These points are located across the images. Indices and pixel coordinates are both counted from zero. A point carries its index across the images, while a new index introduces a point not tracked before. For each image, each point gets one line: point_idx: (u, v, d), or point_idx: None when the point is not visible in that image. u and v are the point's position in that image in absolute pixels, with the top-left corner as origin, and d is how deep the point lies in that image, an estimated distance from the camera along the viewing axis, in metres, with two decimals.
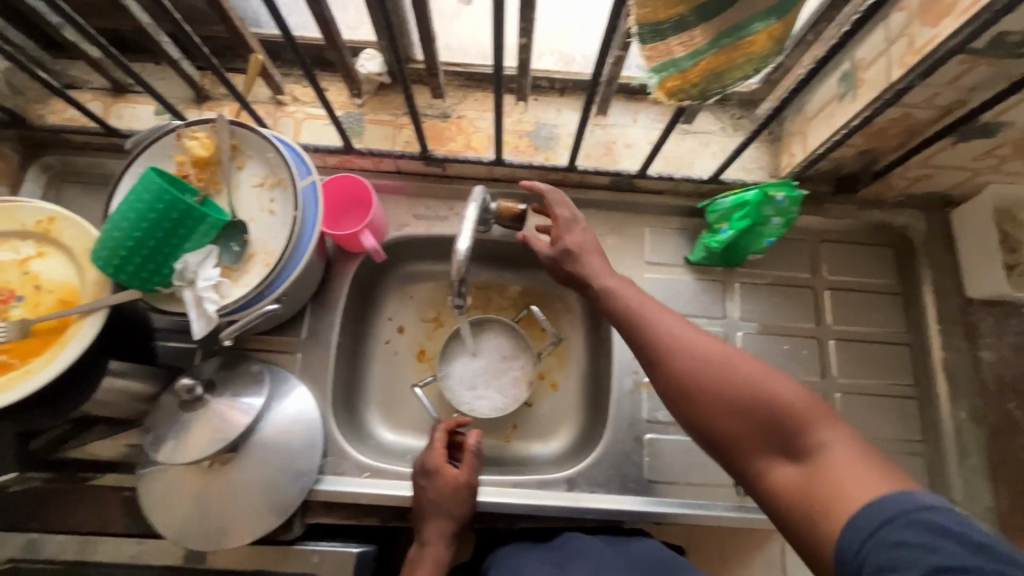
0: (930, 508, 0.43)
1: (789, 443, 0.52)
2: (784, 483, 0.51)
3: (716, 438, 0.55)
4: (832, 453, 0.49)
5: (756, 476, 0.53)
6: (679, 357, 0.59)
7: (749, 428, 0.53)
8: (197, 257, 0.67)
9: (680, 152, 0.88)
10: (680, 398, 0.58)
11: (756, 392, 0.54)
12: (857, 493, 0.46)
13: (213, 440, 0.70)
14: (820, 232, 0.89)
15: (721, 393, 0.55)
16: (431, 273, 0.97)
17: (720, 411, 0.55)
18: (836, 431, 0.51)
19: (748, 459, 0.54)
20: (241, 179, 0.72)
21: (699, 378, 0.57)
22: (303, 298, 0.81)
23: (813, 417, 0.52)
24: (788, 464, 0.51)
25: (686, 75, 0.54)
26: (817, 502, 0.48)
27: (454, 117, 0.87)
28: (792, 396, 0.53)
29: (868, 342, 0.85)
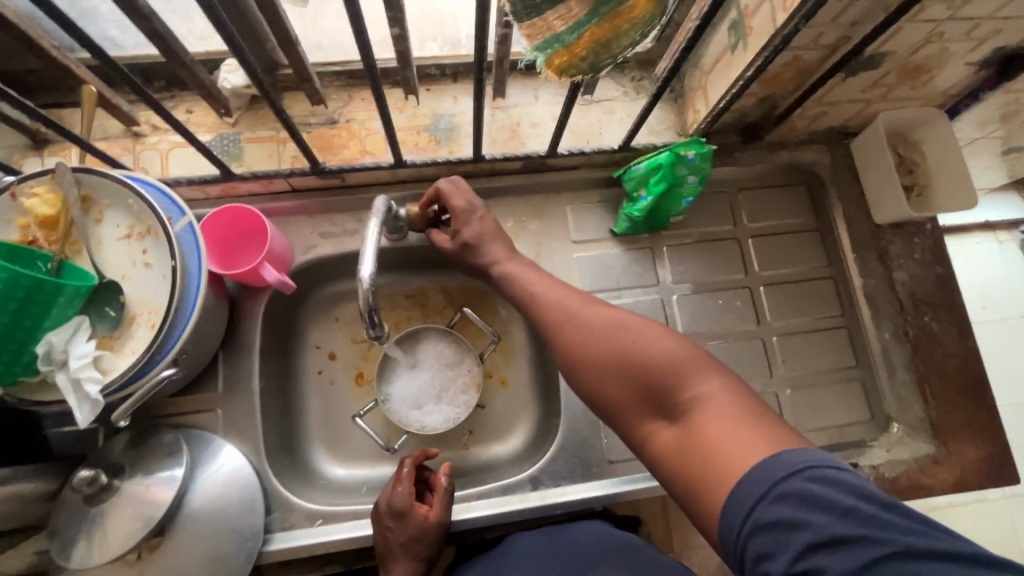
0: (798, 473, 0.39)
1: (669, 401, 0.48)
2: (666, 445, 0.47)
3: (602, 403, 0.52)
4: (707, 410, 0.46)
5: (642, 440, 0.49)
6: (565, 325, 0.55)
7: (630, 390, 0.50)
8: (63, 334, 0.58)
9: (587, 123, 0.85)
10: (565, 367, 0.54)
11: (634, 350, 0.50)
12: (737, 460, 0.42)
13: (134, 529, 0.63)
14: (735, 183, 0.90)
15: (602, 357, 0.51)
16: (353, 291, 0.90)
17: (602, 375, 0.51)
18: (715, 383, 0.47)
19: (633, 424, 0.50)
20: (103, 234, 0.63)
21: (582, 346, 0.53)
22: (208, 350, 0.73)
23: (692, 370, 0.48)
24: (669, 424, 0.48)
25: (573, 50, 0.50)
26: (699, 470, 0.44)
27: (342, 122, 0.80)
28: (671, 350, 0.49)
29: (794, 282, 0.87)
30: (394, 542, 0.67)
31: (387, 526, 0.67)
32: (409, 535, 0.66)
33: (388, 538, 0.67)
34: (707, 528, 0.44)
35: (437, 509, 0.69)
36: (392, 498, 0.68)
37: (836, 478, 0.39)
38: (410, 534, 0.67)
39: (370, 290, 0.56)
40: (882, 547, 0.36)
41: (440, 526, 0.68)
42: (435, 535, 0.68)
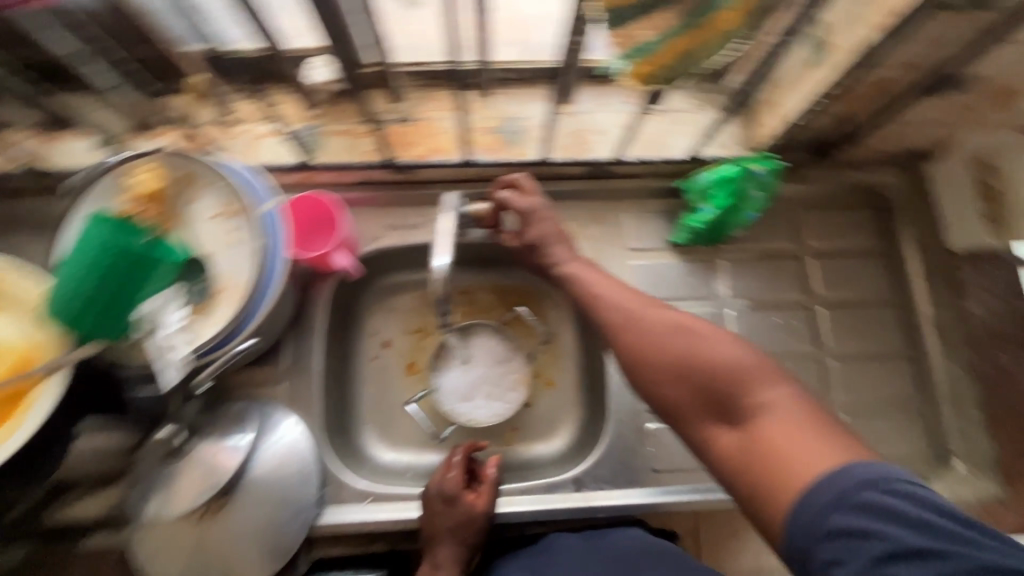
0: (870, 485, 0.40)
1: (733, 406, 0.48)
2: (728, 450, 0.47)
3: (662, 404, 0.52)
4: (773, 417, 0.46)
5: (702, 443, 0.49)
6: (628, 326, 0.56)
7: (692, 393, 0.50)
8: (159, 302, 0.62)
9: (653, 133, 0.85)
10: (626, 366, 0.55)
11: (699, 354, 0.51)
12: (806, 467, 0.42)
13: (202, 490, 0.68)
14: (800, 201, 0.88)
15: (665, 358, 0.52)
16: (412, 283, 0.94)
17: (664, 376, 0.52)
18: (781, 392, 0.47)
19: (693, 427, 0.50)
20: (196, 212, 0.68)
21: (644, 346, 0.54)
22: (278, 327, 0.77)
23: (758, 377, 0.48)
24: (732, 429, 0.48)
25: (655, 60, 0.51)
26: (763, 475, 0.44)
27: (416, 120, 0.83)
28: (738, 357, 0.50)
29: (857, 305, 0.85)
30: (440, 526, 0.70)
31: (435, 510, 0.70)
32: (456, 522, 0.69)
33: (436, 521, 0.70)
34: (768, 534, 0.44)
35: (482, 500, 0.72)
36: (443, 484, 0.71)
37: (910, 492, 0.39)
38: (456, 521, 0.69)
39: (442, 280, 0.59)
40: (959, 562, 0.37)
41: (484, 517, 0.71)
42: (478, 524, 0.70)
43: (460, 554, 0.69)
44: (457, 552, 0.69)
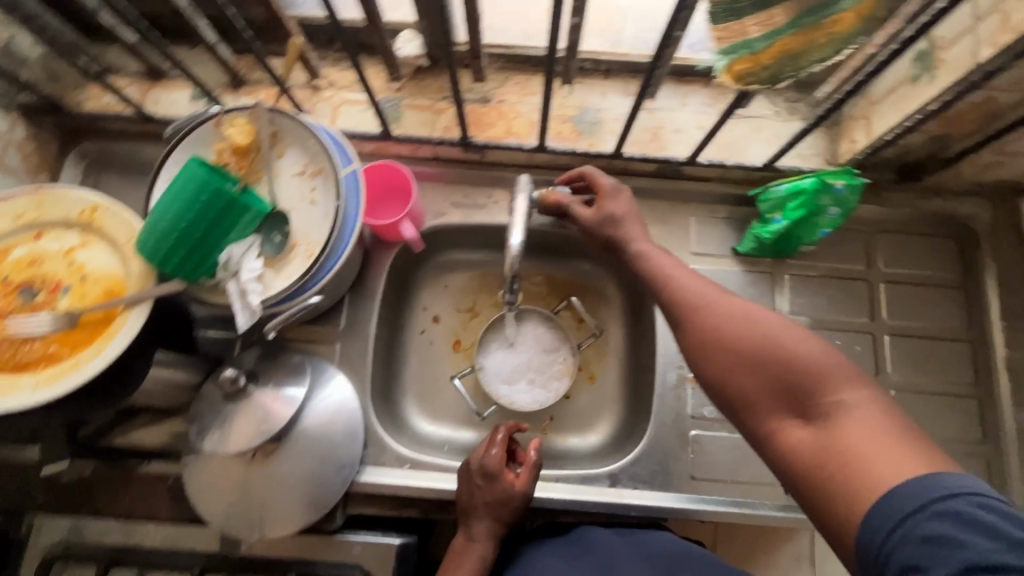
0: (959, 496, 0.39)
1: (808, 403, 0.49)
2: (798, 445, 0.48)
3: (731, 394, 0.53)
4: (850, 417, 0.46)
5: (770, 436, 0.51)
6: (704, 315, 0.58)
7: (766, 385, 0.51)
8: (241, 248, 0.67)
9: (731, 137, 0.84)
10: (699, 353, 0.56)
11: (777, 348, 0.52)
12: (886, 471, 0.42)
13: (258, 432, 0.70)
14: (877, 223, 0.85)
15: (740, 349, 0.53)
16: (468, 263, 0.95)
17: (738, 367, 0.53)
18: (861, 394, 0.47)
19: (761, 419, 0.52)
20: (281, 168, 0.71)
21: (720, 336, 0.55)
22: (342, 288, 0.80)
23: (838, 376, 0.49)
24: (804, 424, 0.49)
25: (758, 57, 0.50)
26: (836, 475, 0.44)
27: (494, 102, 0.84)
28: (817, 356, 0.50)
29: (926, 338, 0.81)
30: (477, 500, 0.71)
31: (474, 483, 0.71)
32: (493, 497, 0.70)
33: (474, 494, 0.71)
34: (837, 533, 0.44)
35: (522, 480, 0.72)
36: (484, 459, 0.72)
37: (1001, 508, 0.38)
38: (492, 496, 0.70)
39: (515, 259, 0.62)
40: None
41: (520, 496, 0.71)
42: (513, 504, 0.71)
43: (494, 530, 0.70)
44: (491, 527, 0.70)
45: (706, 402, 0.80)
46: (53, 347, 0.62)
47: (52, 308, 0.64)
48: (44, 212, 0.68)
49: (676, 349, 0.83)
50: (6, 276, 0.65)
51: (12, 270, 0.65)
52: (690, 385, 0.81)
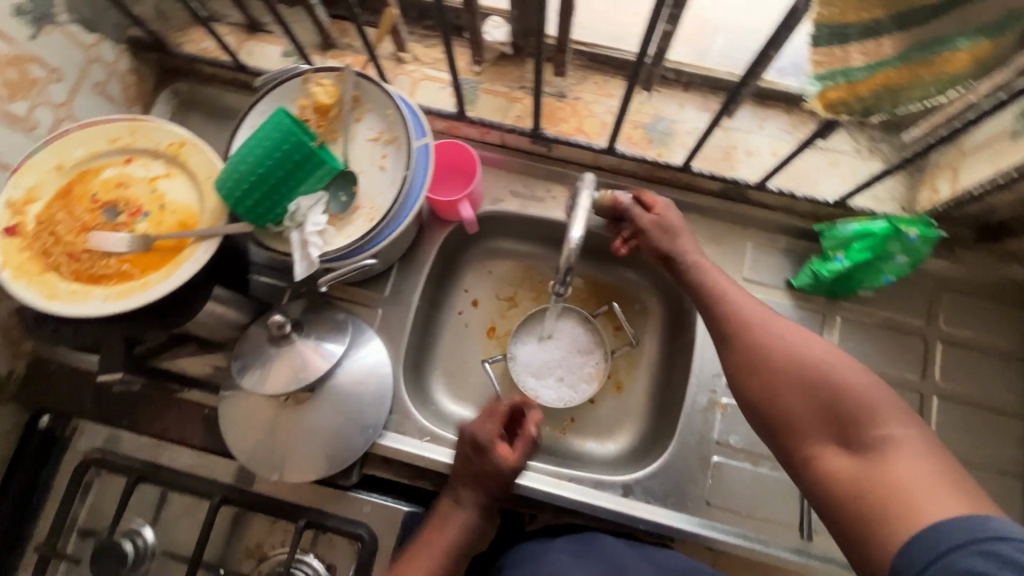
0: (1005, 539, 0.41)
1: (854, 432, 0.52)
2: (840, 471, 0.51)
3: (777, 415, 0.57)
4: (897, 450, 0.49)
5: (811, 459, 0.54)
6: (758, 334, 0.61)
7: (815, 410, 0.55)
8: (309, 201, 0.69)
9: (806, 168, 0.81)
10: (748, 371, 0.60)
11: (830, 377, 0.55)
12: (930, 505, 0.45)
13: (294, 379, 0.72)
14: (944, 280, 0.81)
15: (792, 372, 0.57)
16: (515, 253, 0.96)
17: (787, 390, 0.56)
18: (908, 431, 0.51)
19: (805, 441, 0.55)
20: (358, 131, 0.74)
21: (771, 356, 0.59)
22: (394, 255, 0.82)
23: (886, 412, 0.52)
24: (846, 451, 0.52)
25: (854, 87, 0.49)
26: (878, 502, 0.47)
27: (570, 98, 0.85)
28: (868, 390, 0.54)
29: (978, 407, 0.77)
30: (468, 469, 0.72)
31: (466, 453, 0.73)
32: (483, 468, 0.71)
33: (467, 464, 0.72)
34: (870, 559, 0.46)
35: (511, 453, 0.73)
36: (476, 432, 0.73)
37: None
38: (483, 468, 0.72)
39: (574, 252, 0.64)
40: None
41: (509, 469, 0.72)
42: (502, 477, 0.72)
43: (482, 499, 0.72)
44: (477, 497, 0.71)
45: (733, 430, 0.79)
46: (126, 266, 0.66)
47: (131, 230, 0.68)
48: (136, 140, 0.72)
49: (711, 373, 0.82)
50: (94, 193, 0.69)
51: (100, 189, 0.70)
52: (720, 410, 0.80)
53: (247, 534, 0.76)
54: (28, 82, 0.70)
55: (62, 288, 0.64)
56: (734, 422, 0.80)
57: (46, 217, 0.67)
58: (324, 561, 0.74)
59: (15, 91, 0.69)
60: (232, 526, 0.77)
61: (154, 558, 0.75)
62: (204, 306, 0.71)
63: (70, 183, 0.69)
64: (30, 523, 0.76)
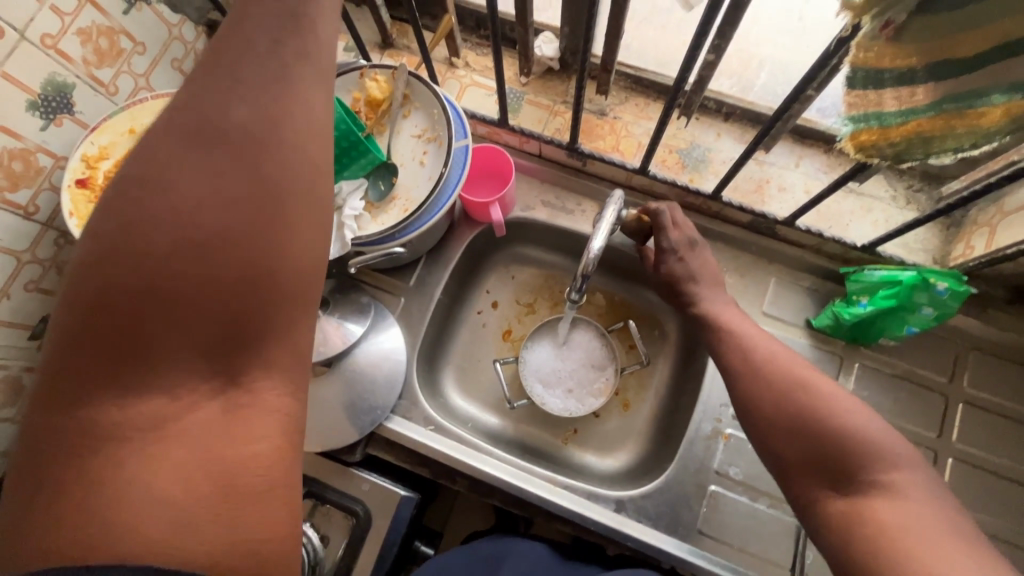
0: None
1: (849, 478, 0.52)
2: (837, 516, 0.51)
3: (776, 458, 0.58)
4: (892, 498, 0.49)
5: (811, 505, 0.54)
6: (757, 373, 0.62)
7: (808, 454, 0.55)
8: (350, 186, 0.74)
9: (838, 210, 0.81)
10: (748, 414, 0.61)
11: (824, 418, 0.55)
12: (923, 559, 0.43)
13: (314, 351, 0.76)
14: (970, 338, 0.79)
15: (786, 414, 0.58)
16: (540, 260, 0.98)
17: (784, 430, 0.58)
18: (905, 478, 0.50)
19: (804, 487, 0.55)
20: (404, 127, 0.78)
21: (767, 399, 0.60)
22: (424, 247, 0.86)
23: (884, 457, 0.52)
24: (842, 497, 0.52)
25: (887, 132, 0.50)
26: (870, 554, 0.47)
27: (610, 117, 0.88)
28: (867, 432, 0.53)
29: (998, 476, 0.74)
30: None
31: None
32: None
33: None
34: None
35: None
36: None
37: None
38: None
39: (592, 262, 0.66)
40: None
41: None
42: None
43: None
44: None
45: (734, 461, 0.79)
46: None
47: None
48: None
49: (718, 402, 0.82)
50: None
51: None
52: (723, 440, 0.80)
53: None
54: (116, 52, 0.77)
55: None
56: (736, 454, 0.79)
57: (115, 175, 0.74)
58: (317, 532, 0.75)
59: (103, 58, 0.76)
60: None
61: None
62: None
63: None
64: None
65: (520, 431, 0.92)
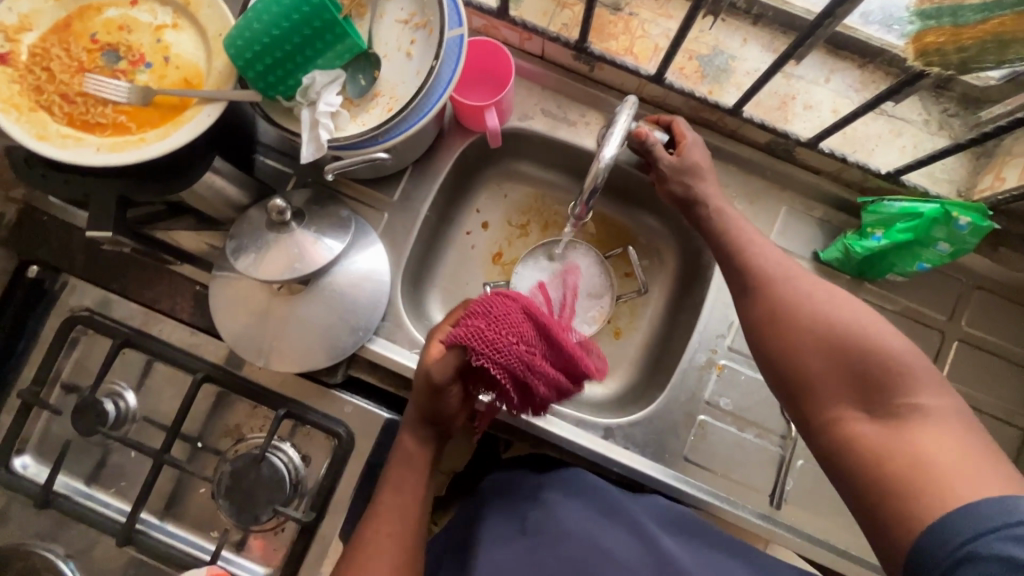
0: None
1: (882, 400, 0.49)
2: (863, 439, 0.49)
3: (797, 376, 0.55)
4: (928, 421, 0.47)
5: (830, 423, 0.52)
6: (785, 293, 0.58)
7: (839, 374, 0.52)
8: (325, 78, 0.63)
9: (864, 133, 0.75)
10: (772, 329, 0.57)
11: (862, 337, 0.52)
12: (963, 481, 0.43)
13: (290, 268, 0.67)
14: (975, 277, 0.77)
15: (813, 332, 0.54)
16: (535, 178, 0.91)
17: (813, 350, 0.54)
18: (942, 402, 0.48)
19: (822, 407, 0.53)
20: (387, 10, 0.67)
21: (795, 316, 0.56)
22: (410, 155, 0.77)
23: (921, 382, 0.49)
24: (870, 419, 0.50)
25: (958, 33, 0.52)
26: (898, 474, 0.46)
27: (625, 13, 0.77)
28: (904, 353, 0.51)
29: (981, 411, 0.75)
30: (512, 354, 0.59)
31: (521, 352, 0.60)
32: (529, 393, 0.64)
33: None
34: (887, 524, 0.46)
35: None
36: (539, 342, 0.62)
37: None
38: (562, 360, 0.65)
39: (604, 173, 0.60)
40: None
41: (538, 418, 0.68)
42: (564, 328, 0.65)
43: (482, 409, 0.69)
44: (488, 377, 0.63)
45: (725, 393, 0.78)
46: (122, 118, 0.61)
47: (130, 80, 0.63)
48: None
49: (714, 333, 0.79)
50: (94, 33, 0.63)
51: (101, 29, 0.63)
52: (716, 370, 0.78)
53: (227, 414, 0.76)
54: None
55: (53, 129, 0.59)
56: (727, 385, 0.78)
57: (40, 50, 0.61)
58: (299, 452, 0.74)
59: None
60: (215, 404, 0.76)
61: (134, 422, 0.75)
62: (191, 183, 0.65)
63: (69, 17, 0.63)
64: (13, 369, 0.75)
65: None
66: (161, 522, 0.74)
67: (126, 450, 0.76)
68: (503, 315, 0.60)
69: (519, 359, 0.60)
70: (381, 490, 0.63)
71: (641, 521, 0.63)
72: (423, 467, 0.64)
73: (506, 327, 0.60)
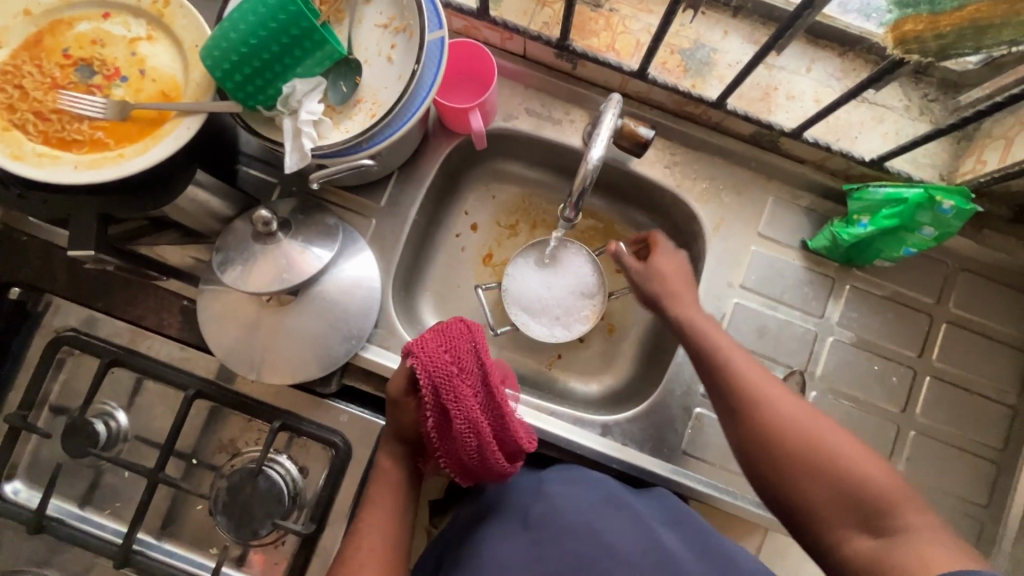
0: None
1: (875, 521, 0.50)
2: (863, 560, 0.49)
3: (789, 502, 0.54)
4: (918, 539, 0.48)
5: (829, 547, 0.52)
6: (764, 414, 0.57)
7: (831, 499, 0.52)
8: (305, 86, 0.63)
9: (847, 120, 0.75)
10: (757, 455, 0.56)
11: (845, 464, 0.52)
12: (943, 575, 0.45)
13: (277, 279, 0.66)
14: (960, 259, 0.78)
15: (799, 459, 0.54)
16: (522, 178, 0.91)
17: (801, 479, 0.53)
18: (927, 518, 0.49)
19: (819, 531, 0.52)
20: (366, 15, 0.66)
21: (778, 442, 0.55)
22: (395, 160, 0.77)
23: (905, 502, 0.50)
24: (866, 539, 0.50)
25: (936, 20, 0.53)
26: None
27: (606, 9, 0.77)
28: (884, 474, 0.51)
29: (970, 391, 0.76)
30: (443, 377, 0.60)
31: (453, 374, 0.60)
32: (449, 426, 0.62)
33: None
34: None
35: None
36: (475, 380, 0.61)
37: None
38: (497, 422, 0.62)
39: (591, 172, 0.60)
40: None
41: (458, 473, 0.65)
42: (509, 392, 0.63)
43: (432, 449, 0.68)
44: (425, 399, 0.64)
45: None
46: (99, 134, 0.60)
47: (106, 95, 0.62)
48: None
49: None
50: (67, 48, 0.62)
51: (73, 44, 0.62)
52: None
53: (221, 429, 0.75)
54: None
55: (28, 149, 0.58)
56: None
57: (12, 67, 0.60)
58: (296, 464, 0.73)
59: None
60: (208, 419, 0.75)
61: (126, 441, 0.74)
62: (173, 199, 0.64)
63: (40, 33, 0.61)
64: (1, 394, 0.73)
65: (502, 358, 0.89)
66: (158, 542, 0.73)
67: (120, 471, 0.75)
68: (451, 336, 0.62)
69: (448, 388, 0.60)
70: (381, 496, 0.64)
71: (646, 517, 0.63)
72: (398, 484, 0.64)
73: (446, 352, 0.61)
